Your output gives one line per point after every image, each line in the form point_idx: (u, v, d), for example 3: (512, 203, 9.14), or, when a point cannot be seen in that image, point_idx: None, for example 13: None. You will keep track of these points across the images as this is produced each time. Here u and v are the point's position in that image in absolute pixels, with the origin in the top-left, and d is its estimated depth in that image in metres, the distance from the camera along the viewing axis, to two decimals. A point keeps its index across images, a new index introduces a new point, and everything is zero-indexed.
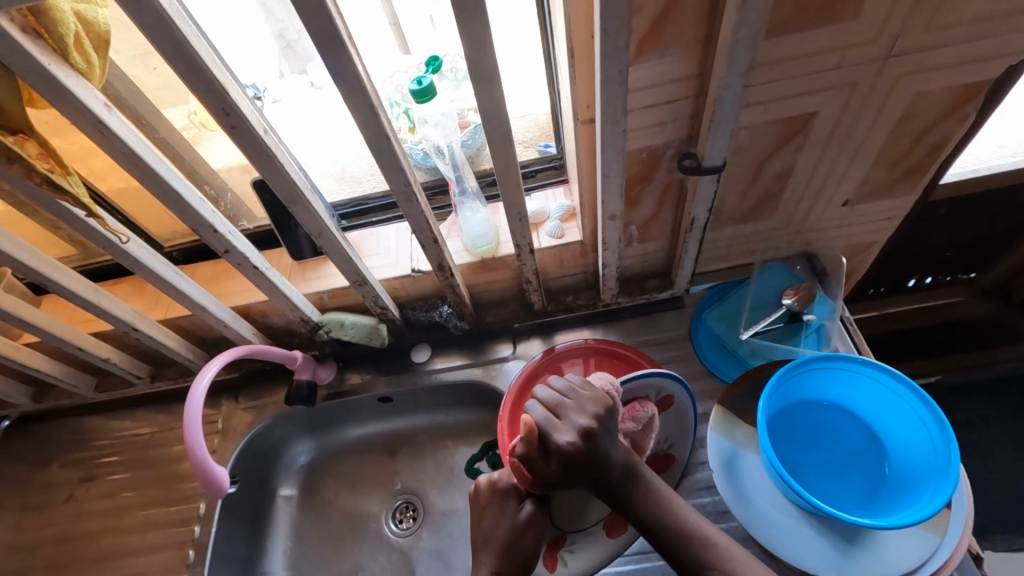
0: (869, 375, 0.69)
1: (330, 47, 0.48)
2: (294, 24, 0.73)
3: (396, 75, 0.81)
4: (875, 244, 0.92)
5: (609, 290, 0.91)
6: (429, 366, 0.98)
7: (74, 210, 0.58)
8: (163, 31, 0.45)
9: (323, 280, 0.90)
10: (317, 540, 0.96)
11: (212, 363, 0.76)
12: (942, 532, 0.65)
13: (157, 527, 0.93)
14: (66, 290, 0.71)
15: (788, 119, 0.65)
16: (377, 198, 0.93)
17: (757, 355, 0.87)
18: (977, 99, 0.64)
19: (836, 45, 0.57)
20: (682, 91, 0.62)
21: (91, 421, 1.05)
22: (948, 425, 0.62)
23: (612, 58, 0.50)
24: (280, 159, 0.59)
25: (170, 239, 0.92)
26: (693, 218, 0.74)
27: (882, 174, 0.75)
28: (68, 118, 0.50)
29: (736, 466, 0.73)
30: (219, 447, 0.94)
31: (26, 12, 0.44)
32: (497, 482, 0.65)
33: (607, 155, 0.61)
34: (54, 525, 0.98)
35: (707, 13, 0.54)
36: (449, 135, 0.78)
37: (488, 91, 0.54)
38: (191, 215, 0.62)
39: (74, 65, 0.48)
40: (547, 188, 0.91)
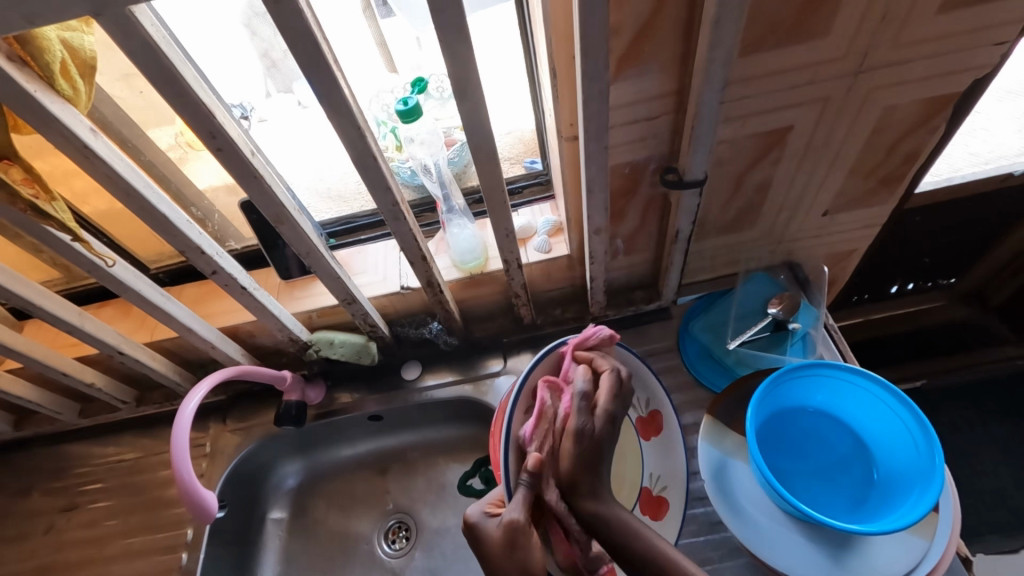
0: (854, 382, 0.70)
1: (316, 69, 0.49)
2: (279, 44, 0.74)
3: (382, 95, 0.82)
4: (856, 253, 0.94)
5: (596, 302, 0.92)
6: (419, 383, 0.97)
7: (59, 235, 0.58)
8: (151, 58, 0.45)
9: (311, 298, 0.90)
10: (307, 564, 0.94)
11: (200, 386, 0.75)
12: (930, 535, 0.65)
13: (142, 556, 0.91)
14: (49, 314, 0.70)
15: (766, 133, 0.67)
16: (364, 216, 0.93)
17: (743, 364, 0.88)
18: (946, 111, 0.67)
19: (807, 62, 0.59)
20: (663, 107, 0.63)
21: (74, 448, 1.03)
22: (931, 430, 0.63)
23: (594, 77, 0.51)
24: (267, 180, 0.59)
25: (156, 260, 0.91)
26: (677, 230, 0.75)
27: (858, 184, 0.78)
28: (54, 144, 0.50)
29: (727, 476, 0.73)
30: (207, 471, 0.93)
31: (12, 40, 0.45)
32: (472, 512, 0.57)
33: (591, 170, 0.62)
34: (35, 557, 0.95)
35: (683, 33, 0.56)
36: (435, 153, 0.79)
37: (472, 110, 0.55)
38: (178, 236, 0.62)
39: (60, 92, 0.49)
40: (534, 204, 0.92)
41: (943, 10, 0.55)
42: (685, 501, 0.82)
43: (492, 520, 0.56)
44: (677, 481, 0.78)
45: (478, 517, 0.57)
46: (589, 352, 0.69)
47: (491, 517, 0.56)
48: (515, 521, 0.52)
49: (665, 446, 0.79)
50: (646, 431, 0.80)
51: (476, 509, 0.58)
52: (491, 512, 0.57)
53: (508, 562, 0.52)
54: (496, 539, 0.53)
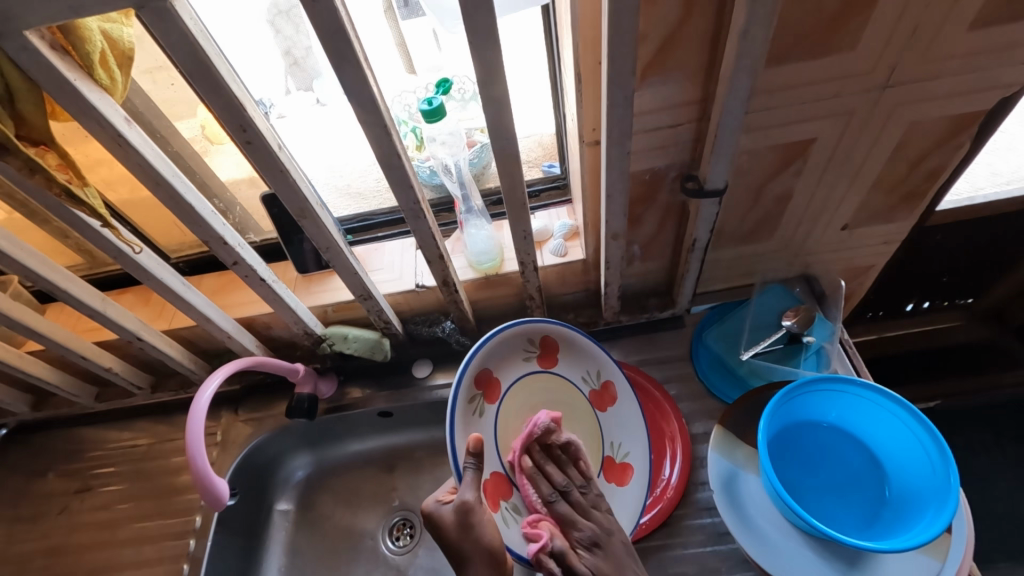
0: (869, 398, 0.69)
1: (346, 65, 0.50)
2: (303, 41, 0.73)
3: (404, 95, 0.83)
4: (873, 268, 0.93)
5: (610, 308, 0.92)
6: (430, 381, 0.98)
7: (89, 220, 0.59)
8: (186, 50, 0.46)
9: (328, 293, 0.91)
10: (312, 557, 0.95)
11: (216, 375, 0.76)
12: (943, 556, 0.64)
13: (151, 540, 0.92)
14: (74, 298, 0.72)
15: (788, 145, 0.67)
16: (382, 213, 0.95)
17: (756, 375, 0.88)
18: (971, 128, 0.66)
19: (833, 75, 0.59)
20: (685, 115, 0.64)
21: (89, 432, 1.05)
22: (948, 450, 0.62)
23: (619, 82, 0.52)
24: (292, 174, 0.60)
25: (177, 249, 0.93)
26: (695, 238, 0.75)
27: (880, 199, 0.77)
28: (90, 132, 0.51)
29: (736, 487, 0.73)
30: (218, 460, 0.94)
31: (55, 29, 0.46)
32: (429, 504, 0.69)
33: (611, 176, 0.62)
34: (47, 537, 0.96)
35: (709, 42, 0.56)
36: (456, 153, 0.80)
37: (497, 112, 0.55)
38: (203, 226, 0.63)
39: (98, 81, 0.50)
40: (550, 208, 0.93)
41: (972, 26, 0.55)
42: (692, 510, 0.82)
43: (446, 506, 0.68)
44: (638, 445, 0.81)
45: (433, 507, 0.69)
46: (528, 333, 0.78)
47: (443, 503, 0.68)
48: (464, 501, 0.64)
49: (623, 416, 0.82)
50: (601, 402, 0.82)
51: (432, 501, 0.69)
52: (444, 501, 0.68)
53: (461, 539, 0.65)
54: (449, 521, 0.66)
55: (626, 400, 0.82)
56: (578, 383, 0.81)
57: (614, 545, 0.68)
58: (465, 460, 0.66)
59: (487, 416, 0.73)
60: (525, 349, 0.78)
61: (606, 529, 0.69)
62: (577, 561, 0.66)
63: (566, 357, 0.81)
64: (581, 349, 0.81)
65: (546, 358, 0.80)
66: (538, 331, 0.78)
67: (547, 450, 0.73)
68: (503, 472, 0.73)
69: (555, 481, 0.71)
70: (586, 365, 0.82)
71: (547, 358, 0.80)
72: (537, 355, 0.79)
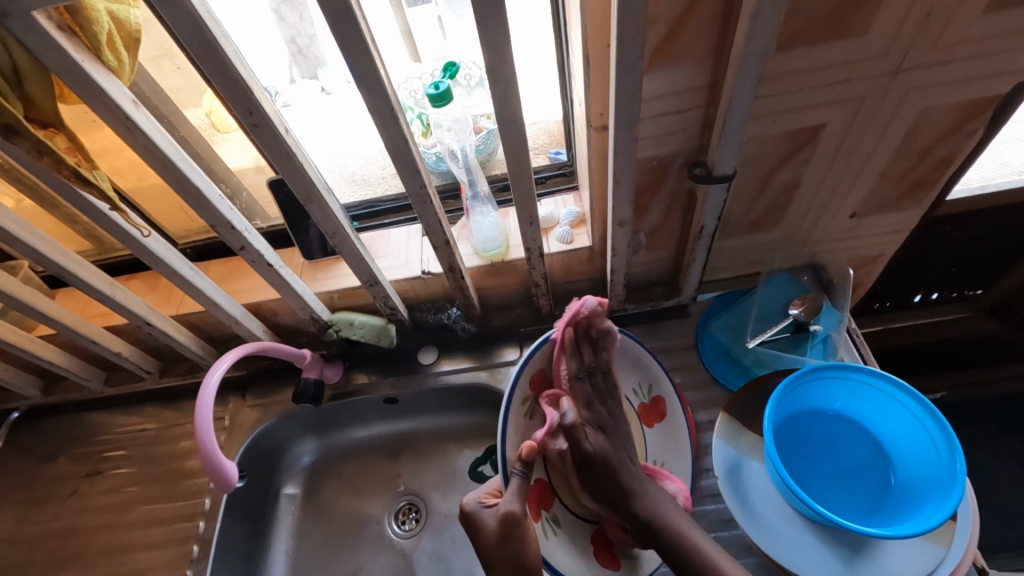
0: (875, 386, 0.69)
1: (352, 49, 0.50)
2: (307, 30, 0.73)
3: (410, 81, 0.83)
4: (882, 257, 0.92)
5: (616, 296, 0.92)
6: (435, 368, 0.98)
7: (98, 204, 0.59)
8: (193, 31, 0.46)
9: (333, 280, 0.91)
10: (319, 540, 0.96)
11: (223, 360, 0.77)
12: (946, 543, 0.65)
13: (160, 523, 0.94)
14: (83, 283, 0.72)
15: (797, 131, 0.66)
16: (388, 200, 0.94)
17: (762, 364, 0.87)
18: (985, 115, 0.65)
19: (844, 59, 0.58)
20: (693, 101, 0.63)
21: (99, 416, 1.06)
22: (955, 438, 0.62)
23: (627, 66, 0.51)
24: (299, 158, 0.60)
25: (184, 235, 0.93)
26: (702, 226, 0.75)
27: (890, 187, 0.76)
28: (98, 114, 0.51)
29: (741, 474, 0.73)
30: (225, 444, 0.95)
31: (62, 10, 0.46)
32: (468, 503, 0.66)
33: (619, 162, 0.62)
34: (58, 518, 0.98)
35: (720, 25, 0.55)
36: (462, 139, 0.79)
37: (504, 96, 0.55)
38: (210, 211, 0.63)
39: (105, 63, 0.50)
40: (557, 195, 0.92)
41: (989, 9, 0.54)
42: (695, 497, 0.82)
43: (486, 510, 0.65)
44: (676, 461, 0.81)
45: (474, 507, 0.66)
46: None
47: (486, 506, 0.66)
48: (511, 511, 0.63)
49: (667, 435, 0.83)
50: (649, 417, 0.85)
51: (473, 500, 0.67)
52: (486, 503, 0.66)
53: (500, 548, 0.63)
54: (490, 530, 0.64)
55: (672, 418, 0.83)
56: (628, 395, 0.85)
57: (614, 429, 0.73)
58: (514, 466, 0.67)
59: (537, 420, 0.76)
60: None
61: (611, 416, 0.75)
62: (582, 438, 0.71)
63: (620, 368, 0.85)
64: (635, 359, 0.84)
65: None
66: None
67: (583, 337, 0.75)
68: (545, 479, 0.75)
69: (583, 360, 0.74)
70: (638, 378, 0.85)
71: None
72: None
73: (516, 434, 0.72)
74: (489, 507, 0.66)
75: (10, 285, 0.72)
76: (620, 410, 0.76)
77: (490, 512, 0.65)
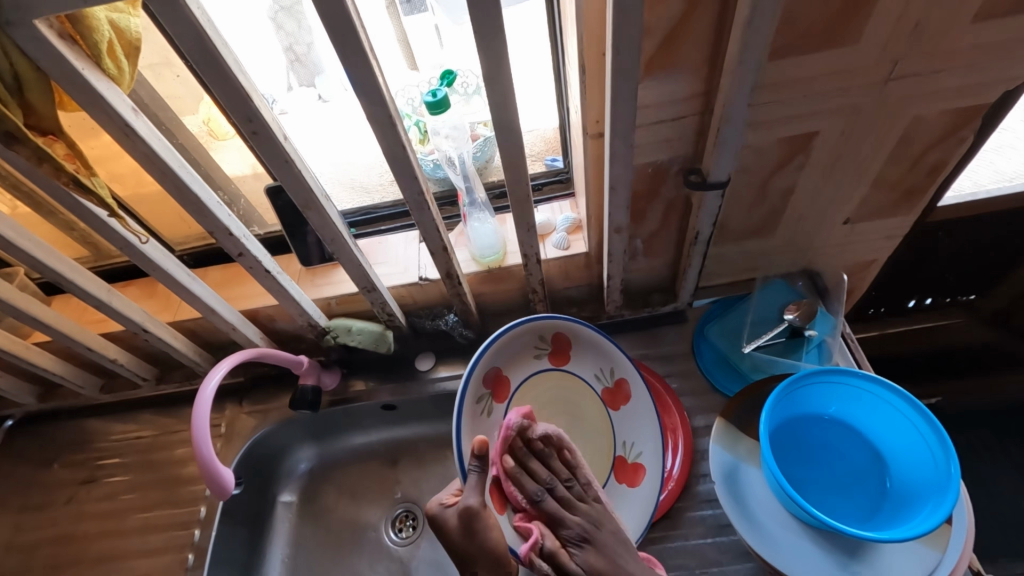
0: (870, 391, 0.69)
1: (351, 57, 0.50)
2: (305, 38, 0.74)
3: (408, 89, 0.83)
4: (876, 263, 0.93)
5: (613, 302, 0.92)
6: (432, 375, 0.98)
7: (97, 210, 0.60)
8: (193, 39, 0.47)
9: (331, 285, 0.92)
10: (315, 548, 0.95)
11: (220, 367, 0.77)
12: (942, 548, 0.65)
13: (156, 531, 0.93)
14: (80, 290, 0.72)
15: (791, 138, 0.67)
16: (386, 207, 0.95)
17: (759, 369, 0.88)
18: (975, 122, 0.66)
19: (836, 68, 0.59)
20: (688, 108, 0.64)
21: (94, 423, 1.06)
22: (949, 441, 0.62)
23: (622, 74, 0.52)
24: (298, 165, 0.60)
25: (182, 242, 0.93)
26: (698, 232, 0.75)
27: (883, 194, 0.77)
28: (97, 121, 0.52)
29: (738, 479, 0.73)
30: (222, 451, 0.95)
31: (64, 19, 0.46)
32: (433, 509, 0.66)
33: (615, 168, 0.63)
34: (52, 527, 0.97)
35: (714, 33, 0.56)
36: (461, 146, 0.79)
37: (502, 104, 0.56)
38: (208, 217, 0.64)
39: (106, 71, 0.50)
40: (554, 202, 0.93)
41: (977, 18, 0.55)
42: (693, 502, 0.82)
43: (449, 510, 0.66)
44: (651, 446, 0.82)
45: (437, 510, 0.66)
46: (538, 331, 0.80)
47: (448, 505, 0.66)
48: (469, 505, 0.63)
49: (636, 414, 0.83)
50: (615, 400, 0.84)
51: (437, 502, 0.67)
52: (447, 504, 0.66)
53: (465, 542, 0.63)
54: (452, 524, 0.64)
55: (638, 397, 0.83)
56: (590, 380, 0.84)
57: (604, 536, 0.68)
58: (471, 462, 0.65)
59: (493, 415, 0.76)
60: (536, 347, 0.81)
61: (594, 522, 0.70)
62: (568, 561, 0.66)
63: (579, 355, 0.84)
64: (594, 346, 0.83)
65: (557, 356, 0.82)
66: (552, 328, 0.81)
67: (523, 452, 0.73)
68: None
69: (539, 478, 0.71)
70: (600, 364, 0.84)
71: (559, 356, 0.83)
72: (548, 351, 0.82)
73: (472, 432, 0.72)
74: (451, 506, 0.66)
75: (5, 292, 0.72)
76: (601, 511, 0.71)
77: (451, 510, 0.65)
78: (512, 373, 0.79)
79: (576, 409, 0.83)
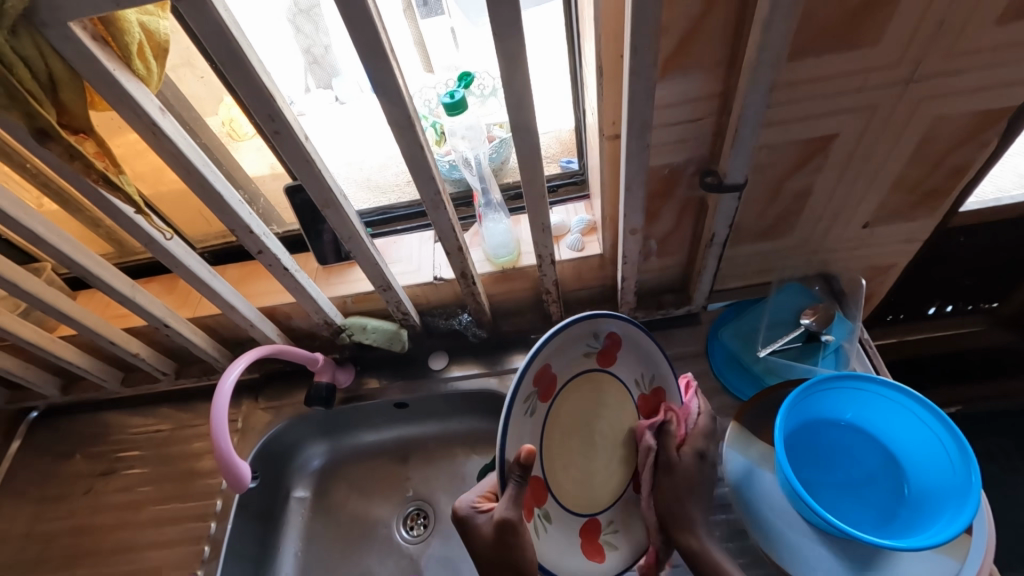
0: (888, 396, 0.68)
1: (372, 58, 0.51)
2: (322, 41, 0.75)
3: (424, 90, 0.84)
4: (894, 268, 0.92)
5: (626, 303, 0.92)
6: (445, 374, 0.99)
7: (123, 207, 0.61)
8: (220, 40, 0.48)
9: (346, 284, 0.93)
10: (327, 543, 0.96)
11: (239, 362, 0.78)
12: (961, 557, 0.64)
13: (173, 522, 0.95)
14: (105, 285, 0.74)
15: (809, 140, 0.67)
16: (402, 207, 0.96)
17: (772, 373, 0.88)
18: (997, 126, 0.65)
19: (855, 70, 0.59)
20: (705, 110, 0.64)
21: (115, 416, 1.08)
22: (969, 450, 0.61)
23: (639, 75, 0.52)
24: (317, 164, 0.62)
25: (203, 240, 0.95)
26: (713, 234, 0.75)
27: (903, 197, 0.76)
28: (126, 120, 0.53)
29: (751, 483, 0.73)
30: (238, 446, 0.96)
31: (97, 21, 0.48)
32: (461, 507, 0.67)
33: (630, 169, 0.63)
34: (73, 517, 1.00)
35: (732, 35, 0.56)
36: (477, 147, 0.80)
37: (519, 105, 0.56)
38: (230, 215, 0.65)
39: (135, 71, 0.51)
40: (568, 203, 0.93)
41: (1002, 19, 0.54)
42: None
43: (479, 515, 0.65)
44: None
45: (466, 510, 0.66)
46: (593, 331, 0.70)
47: (480, 510, 0.65)
48: (506, 519, 0.60)
49: None
50: (648, 407, 0.78)
51: (466, 502, 0.67)
52: (479, 508, 0.66)
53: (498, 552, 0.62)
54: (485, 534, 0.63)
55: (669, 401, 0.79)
56: (630, 385, 0.76)
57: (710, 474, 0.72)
58: (511, 468, 0.61)
59: (537, 416, 0.66)
60: (587, 347, 0.71)
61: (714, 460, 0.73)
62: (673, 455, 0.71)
63: (624, 357, 0.75)
64: (644, 353, 0.77)
65: (605, 356, 0.73)
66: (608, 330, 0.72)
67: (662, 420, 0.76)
68: (544, 477, 0.69)
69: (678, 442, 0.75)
70: (641, 369, 0.77)
71: (606, 357, 0.73)
72: (597, 351, 0.72)
73: (516, 434, 0.63)
74: (481, 512, 0.65)
75: (33, 286, 0.74)
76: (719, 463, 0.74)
77: (481, 518, 0.64)
78: (559, 370, 0.69)
79: (615, 415, 0.75)
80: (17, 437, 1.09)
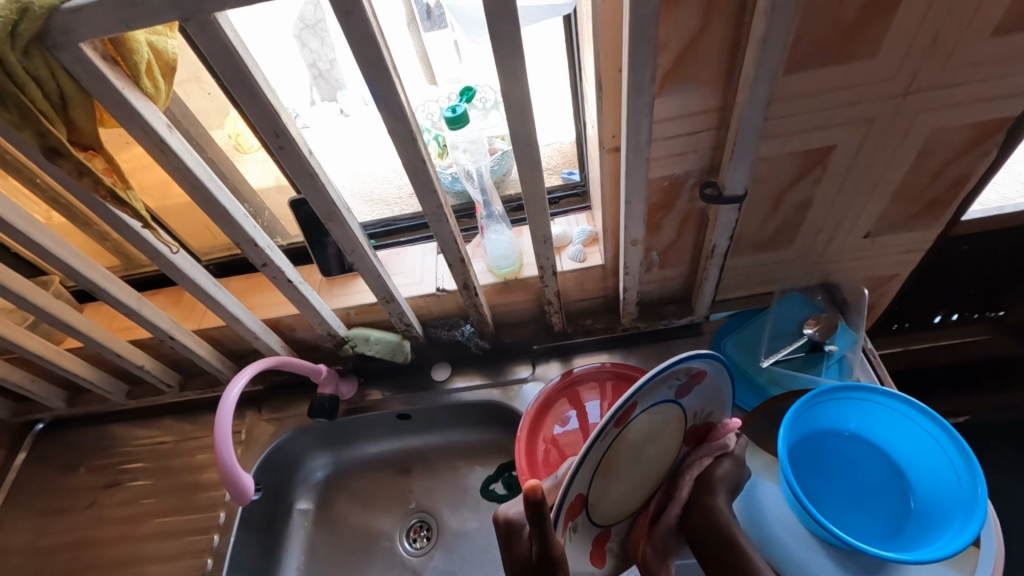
0: (892, 407, 0.68)
1: (376, 75, 0.52)
2: (327, 54, 0.76)
3: (427, 103, 0.86)
4: (897, 277, 0.92)
5: (629, 314, 0.92)
6: (448, 385, 0.99)
7: (130, 221, 0.62)
8: (226, 59, 0.49)
9: (350, 296, 0.94)
10: (329, 556, 0.96)
11: (243, 373, 0.79)
12: (969, 570, 0.63)
13: (175, 535, 0.95)
14: (112, 298, 0.75)
15: (808, 152, 0.67)
16: (405, 218, 0.97)
17: (776, 383, 0.87)
18: (996, 136, 0.66)
19: (852, 83, 0.59)
20: (704, 123, 0.64)
21: (119, 428, 1.09)
22: (975, 461, 0.61)
23: (638, 90, 0.53)
24: (321, 178, 0.62)
25: (208, 252, 0.96)
26: (714, 245, 0.75)
27: (903, 207, 0.76)
28: (134, 137, 0.54)
29: (755, 495, 0.73)
30: (241, 457, 0.97)
31: (107, 42, 0.49)
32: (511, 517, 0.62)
33: (630, 182, 0.63)
34: (76, 530, 1.00)
35: (730, 50, 0.57)
36: (478, 160, 0.81)
37: (519, 119, 0.57)
38: (235, 229, 0.66)
39: (144, 89, 0.53)
40: (570, 214, 0.93)
41: (996, 33, 0.55)
42: None
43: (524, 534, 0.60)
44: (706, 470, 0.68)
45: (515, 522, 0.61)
46: (686, 367, 0.57)
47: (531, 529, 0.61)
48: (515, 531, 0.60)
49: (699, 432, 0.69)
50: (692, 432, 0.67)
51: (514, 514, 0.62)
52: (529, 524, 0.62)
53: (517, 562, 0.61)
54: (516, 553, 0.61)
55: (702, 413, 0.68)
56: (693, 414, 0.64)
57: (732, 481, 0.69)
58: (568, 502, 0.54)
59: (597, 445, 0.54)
60: (673, 381, 0.58)
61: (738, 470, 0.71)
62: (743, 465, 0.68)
63: (700, 392, 0.62)
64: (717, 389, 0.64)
65: (683, 390, 0.60)
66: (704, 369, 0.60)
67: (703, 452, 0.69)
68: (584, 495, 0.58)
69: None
70: (709, 403, 0.65)
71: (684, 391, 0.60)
72: (679, 385, 0.59)
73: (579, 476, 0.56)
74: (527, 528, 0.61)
75: (41, 299, 0.75)
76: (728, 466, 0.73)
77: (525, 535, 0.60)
78: (640, 402, 0.56)
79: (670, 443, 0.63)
80: (22, 449, 1.09)
